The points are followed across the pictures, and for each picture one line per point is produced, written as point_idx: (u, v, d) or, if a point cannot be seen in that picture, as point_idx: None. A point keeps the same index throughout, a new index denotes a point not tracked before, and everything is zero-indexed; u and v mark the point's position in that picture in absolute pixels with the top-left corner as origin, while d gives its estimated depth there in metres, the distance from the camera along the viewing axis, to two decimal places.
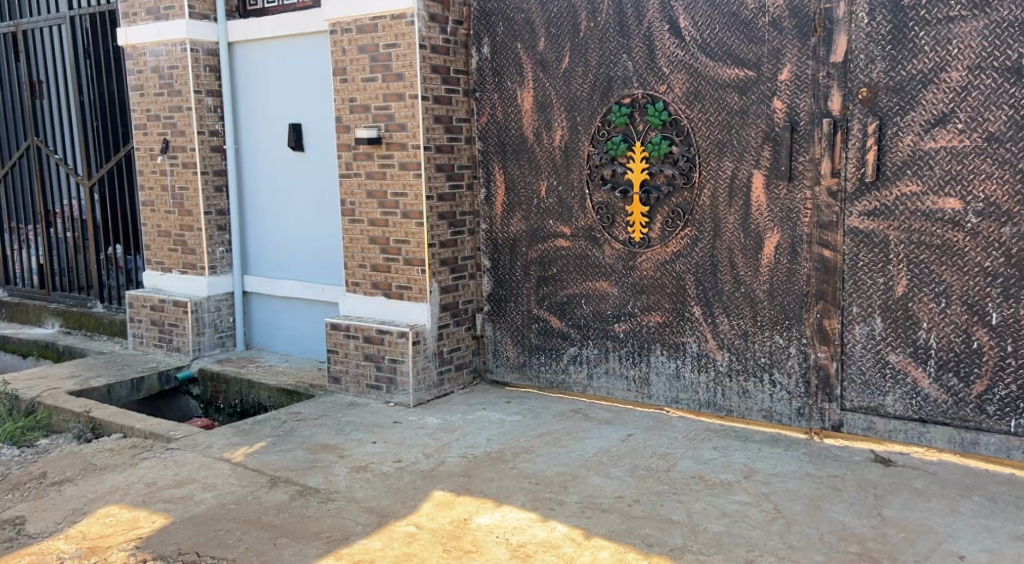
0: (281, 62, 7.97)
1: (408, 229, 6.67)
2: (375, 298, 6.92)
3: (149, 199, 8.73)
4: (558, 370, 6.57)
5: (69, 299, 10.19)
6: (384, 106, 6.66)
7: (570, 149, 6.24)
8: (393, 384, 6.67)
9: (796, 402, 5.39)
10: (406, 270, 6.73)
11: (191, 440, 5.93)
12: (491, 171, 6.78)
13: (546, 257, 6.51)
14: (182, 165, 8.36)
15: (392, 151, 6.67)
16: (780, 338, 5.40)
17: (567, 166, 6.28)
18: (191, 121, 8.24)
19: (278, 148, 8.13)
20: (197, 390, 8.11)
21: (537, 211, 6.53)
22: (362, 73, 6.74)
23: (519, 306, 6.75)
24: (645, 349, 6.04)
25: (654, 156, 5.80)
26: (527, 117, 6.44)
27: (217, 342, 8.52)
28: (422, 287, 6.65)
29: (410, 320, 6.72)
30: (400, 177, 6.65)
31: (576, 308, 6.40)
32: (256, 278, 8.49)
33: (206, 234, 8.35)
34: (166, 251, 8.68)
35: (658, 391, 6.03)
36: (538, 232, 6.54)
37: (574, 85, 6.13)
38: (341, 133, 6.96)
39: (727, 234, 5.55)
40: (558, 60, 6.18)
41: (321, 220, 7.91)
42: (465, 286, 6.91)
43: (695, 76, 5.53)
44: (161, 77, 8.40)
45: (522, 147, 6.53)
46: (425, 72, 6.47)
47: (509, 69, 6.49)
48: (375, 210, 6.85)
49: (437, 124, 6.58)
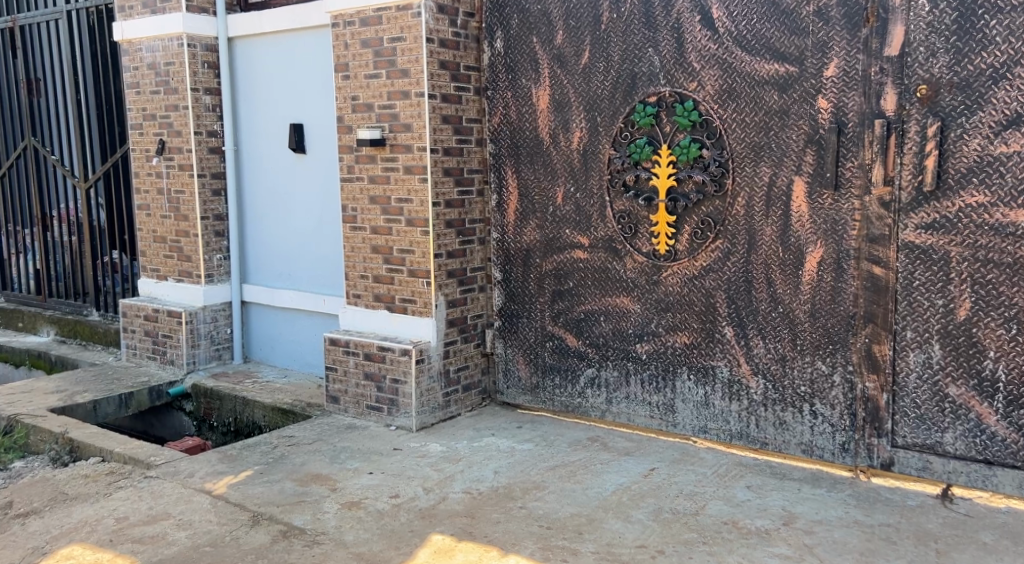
0: (282, 58, 7.48)
1: (413, 237, 6.16)
2: (377, 312, 6.42)
3: (144, 203, 8.27)
4: (574, 393, 6.04)
5: (65, 306, 9.75)
6: (388, 105, 6.16)
7: (590, 151, 5.71)
8: (395, 406, 6.15)
9: (840, 436, 4.83)
10: (410, 282, 6.22)
11: (172, 467, 5.43)
12: (504, 176, 6.25)
13: (562, 270, 5.99)
14: (178, 167, 7.89)
15: (397, 154, 6.16)
16: (822, 365, 4.85)
17: (586, 172, 5.76)
18: (187, 121, 7.76)
19: (279, 151, 7.64)
20: (190, 406, 7.62)
21: (552, 219, 6.00)
22: (365, 69, 6.24)
23: (533, 322, 6.22)
24: (670, 372, 5.50)
25: (682, 160, 5.26)
26: (543, 117, 5.92)
27: (213, 354, 8.04)
28: (427, 301, 6.14)
29: (414, 336, 6.21)
30: (405, 182, 6.14)
31: (594, 326, 5.87)
32: (255, 287, 7.99)
33: (203, 240, 7.87)
34: (162, 258, 8.21)
35: (684, 420, 5.49)
36: (554, 243, 6.01)
37: (594, 83, 5.60)
38: (342, 134, 6.46)
39: (763, 247, 5.00)
40: (577, 55, 5.66)
41: (323, 226, 7.40)
42: (475, 299, 6.40)
43: (730, 72, 4.98)
44: (157, 75, 7.93)
45: (537, 150, 6.00)
46: (432, 68, 5.95)
47: (524, 65, 5.97)
48: (378, 217, 6.34)
49: (445, 124, 6.06)
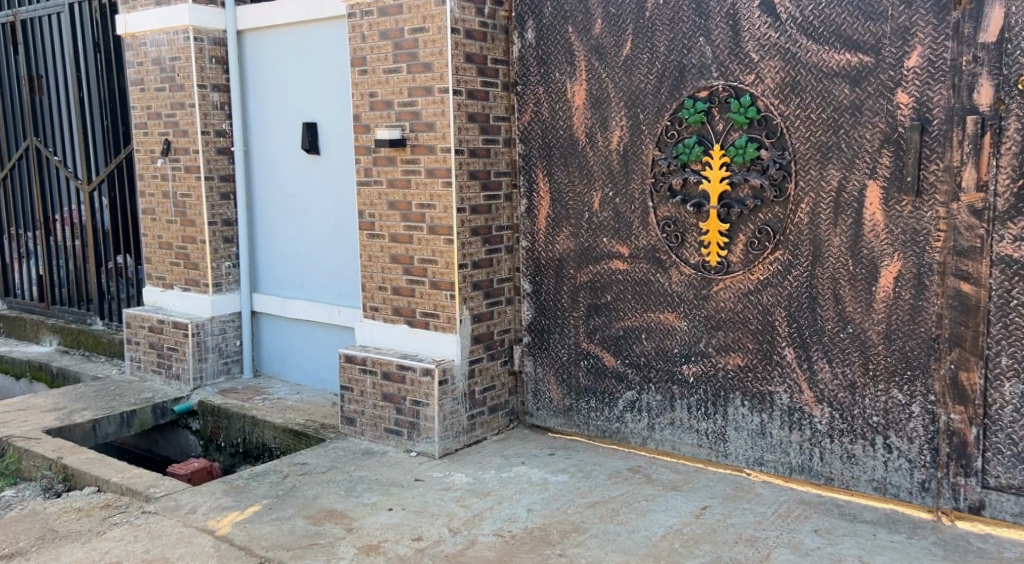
0: (294, 52, 6.99)
1: (435, 246, 5.66)
2: (397, 327, 5.92)
3: (149, 207, 7.79)
4: (612, 417, 5.51)
5: (69, 314, 9.29)
6: (409, 102, 5.65)
7: (631, 151, 5.19)
8: (416, 431, 5.64)
9: (919, 474, 4.32)
10: (433, 295, 5.72)
11: (172, 501, 4.94)
12: (534, 179, 5.74)
13: (598, 282, 5.47)
14: (185, 169, 7.41)
15: (418, 155, 5.66)
16: (899, 394, 4.33)
17: (626, 175, 5.24)
18: (194, 119, 7.28)
19: (291, 152, 7.15)
20: (196, 424, 7.10)
21: (588, 227, 5.48)
22: (384, 63, 5.74)
23: (565, 339, 5.70)
24: (720, 397, 4.99)
25: (737, 161, 4.74)
26: (579, 114, 5.40)
27: (221, 368, 7.54)
28: (451, 316, 5.64)
29: (437, 354, 5.71)
30: (427, 186, 5.64)
31: (634, 344, 5.34)
32: (265, 296, 7.51)
33: (211, 247, 7.38)
34: (168, 265, 7.73)
35: (736, 450, 4.97)
36: (590, 252, 5.49)
37: (637, 76, 5.08)
38: (359, 133, 5.96)
39: (829, 260, 4.49)
40: (618, 46, 5.14)
41: (338, 232, 6.90)
42: (501, 313, 5.89)
43: (794, 64, 4.46)
44: (162, 70, 7.45)
45: (571, 151, 5.48)
46: (458, 61, 5.44)
47: (558, 57, 5.45)
48: (398, 224, 5.83)
49: (471, 122, 5.55)
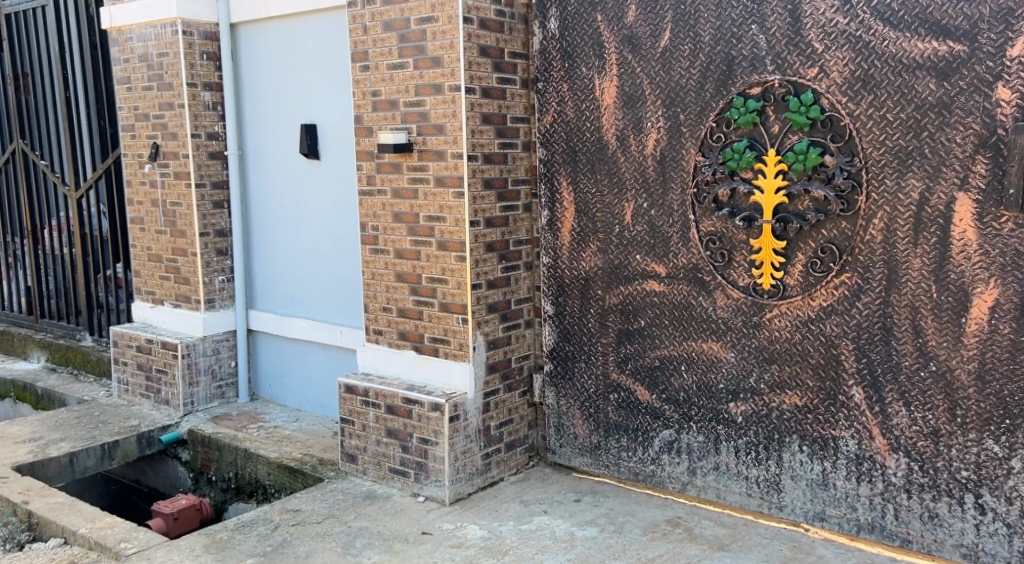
0: (290, 47, 6.36)
1: (446, 264, 5.04)
2: (403, 353, 5.29)
3: (137, 216, 7.17)
4: (646, 459, 4.85)
5: (57, 329, 8.61)
6: (415, 102, 5.02)
7: (669, 157, 4.55)
8: (424, 472, 4.99)
9: (1019, 541, 3.70)
10: (443, 318, 5.09)
11: (145, 559, 4.32)
12: (556, 187, 5.09)
13: (630, 305, 4.83)
14: (174, 175, 6.79)
15: (427, 161, 5.02)
16: (994, 445, 3.70)
17: (663, 184, 4.60)
18: (183, 121, 6.65)
19: (289, 156, 6.52)
20: (185, 455, 6.41)
21: (619, 242, 4.84)
22: (388, 58, 5.11)
23: (592, 368, 5.05)
24: (774, 440, 4.35)
25: (797, 169, 4.09)
26: (608, 114, 4.76)
27: (215, 393, 6.88)
28: (463, 342, 5.01)
29: (448, 386, 5.06)
30: (435, 196, 5.02)
31: (672, 377, 4.69)
32: (262, 313, 6.88)
33: (203, 260, 6.76)
34: (158, 280, 7.10)
35: (793, 502, 4.32)
36: (621, 271, 4.85)
37: (677, 70, 4.44)
38: (361, 136, 5.34)
39: (908, 285, 3.85)
40: (654, 37, 4.51)
41: (340, 244, 6.27)
42: (520, 338, 5.27)
43: (867, 54, 3.81)
44: (149, 67, 6.81)
45: (599, 156, 4.84)
46: (471, 54, 4.80)
47: (584, 49, 4.81)
48: (404, 238, 5.21)
49: (486, 125, 4.93)
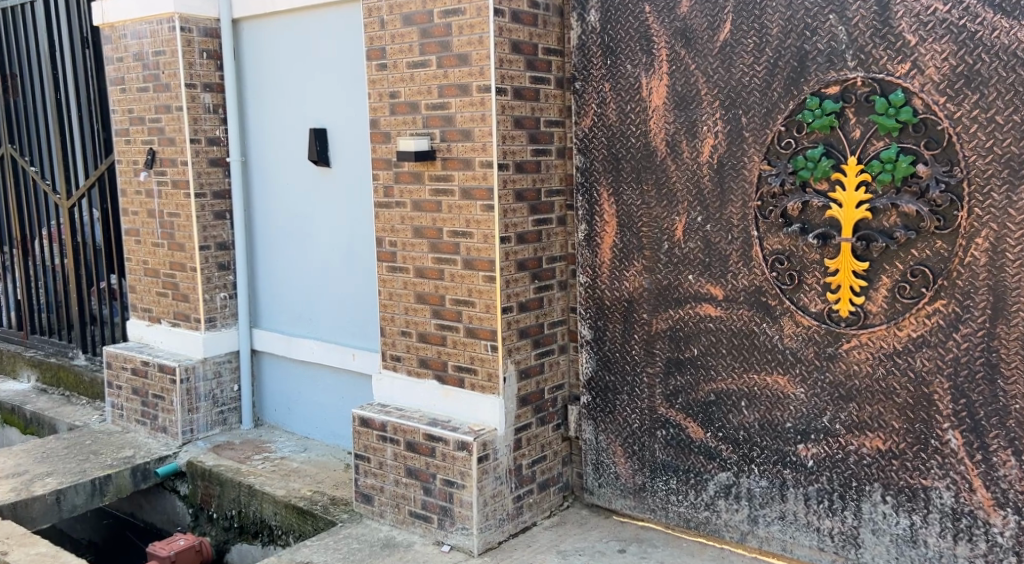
0: (297, 44, 5.84)
1: (473, 284, 4.53)
2: (426, 383, 4.78)
3: (133, 227, 6.65)
4: (699, 504, 4.32)
5: (49, 346, 8.06)
6: (439, 104, 4.52)
7: (728, 165, 4.04)
8: (448, 519, 4.46)
9: None
10: (469, 345, 4.58)
11: None
12: (596, 199, 4.56)
13: (680, 331, 4.31)
14: (172, 183, 6.27)
15: (452, 170, 4.53)
16: None
17: (720, 197, 4.10)
18: (181, 125, 6.13)
19: (296, 163, 6.00)
20: (184, 489, 5.86)
21: (668, 261, 4.32)
22: (408, 56, 4.62)
23: (635, 401, 4.51)
24: (851, 488, 3.82)
25: (883, 180, 3.57)
26: (657, 117, 4.25)
27: (216, 419, 6.34)
28: (493, 373, 4.49)
29: (476, 421, 4.54)
30: (461, 209, 4.52)
31: (730, 415, 4.17)
32: (267, 333, 6.35)
33: (203, 275, 6.24)
34: (154, 296, 6.57)
35: (874, 559, 3.81)
36: (670, 293, 4.32)
37: (738, 68, 3.94)
38: (378, 143, 4.84)
39: (1018, 315, 3.34)
40: (712, 30, 4.01)
41: (353, 259, 5.74)
42: (554, 366, 4.75)
43: (972, 46, 3.32)
44: (144, 67, 6.29)
45: (645, 163, 4.32)
46: (502, 51, 4.30)
47: (629, 44, 4.29)
48: (426, 255, 4.72)
49: (518, 129, 4.42)
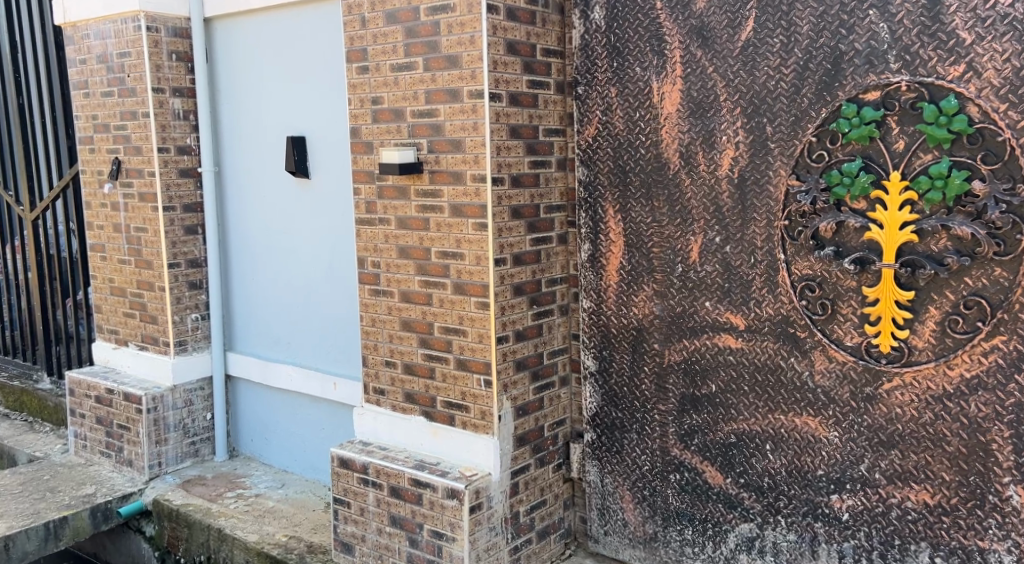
0: (273, 46, 5.38)
1: (465, 312, 4.08)
2: (412, 419, 4.33)
3: (98, 242, 6.16)
4: (717, 559, 3.89)
5: (12, 367, 7.55)
6: (427, 111, 4.07)
7: (751, 179, 3.60)
8: None
9: None
10: (460, 378, 4.13)
11: None
12: (600, 216, 4.11)
13: (696, 365, 3.87)
14: (139, 196, 5.80)
15: (440, 185, 4.08)
16: None
17: (742, 215, 3.65)
18: (148, 133, 5.66)
19: (273, 174, 5.54)
20: (150, 529, 5.41)
21: (682, 286, 3.88)
22: (391, 58, 4.17)
23: (645, 441, 4.06)
24: (893, 547, 3.39)
25: (931, 198, 3.14)
26: (670, 125, 3.80)
27: (187, 451, 5.87)
28: (487, 410, 4.04)
29: (468, 464, 4.10)
30: (451, 228, 4.07)
31: (753, 459, 3.74)
32: (242, 357, 5.88)
33: (172, 295, 5.77)
34: (120, 317, 6.09)
35: None
36: (684, 321, 3.88)
37: (762, 70, 3.50)
38: (359, 154, 4.39)
39: None
40: (732, 28, 3.56)
41: (333, 281, 5.28)
42: (554, 400, 4.30)
43: None
44: (109, 70, 5.81)
45: (656, 177, 3.88)
46: (496, 52, 3.85)
47: (637, 45, 3.85)
48: (412, 278, 4.26)
49: (514, 139, 3.97)
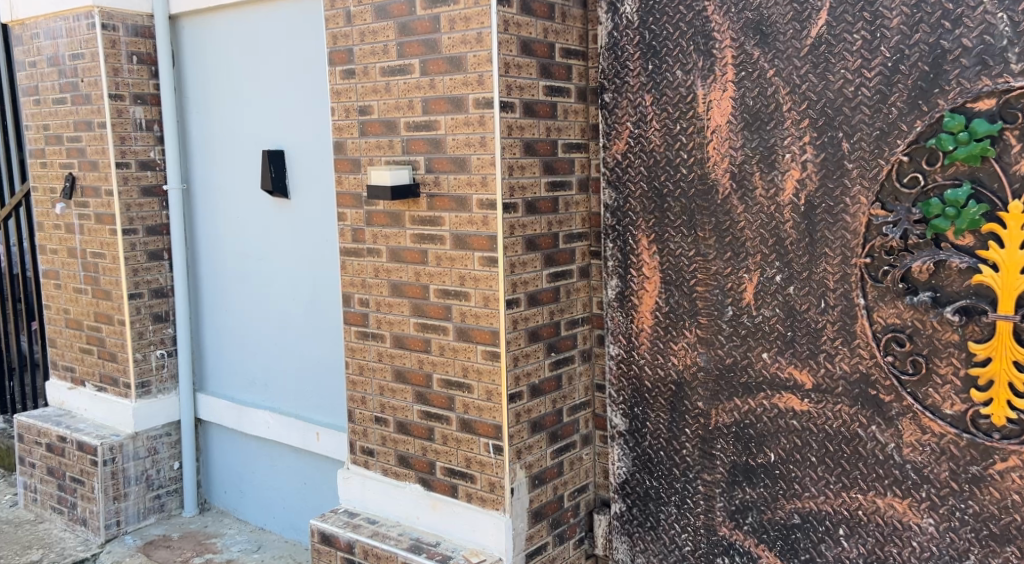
0: (247, 46, 4.71)
1: (471, 362, 3.41)
2: (407, 488, 3.67)
3: (51, 268, 5.47)
4: None
5: None
6: (424, 124, 3.41)
7: (822, 206, 2.95)
8: None
9: None
10: (464, 442, 3.46)
11: None
12: (631, 248, 3.44)
13: (751, 428, 3.21)
14: (95, 217, 5.12)
15: (440, 211, 3.41)
16: None
17: (809, 250, 2.99)
18: (105, 146, 4.98)
19: (248, 193, 4.86)
20: None
21: (732, 334, 3.22)
22: (382, 61, 3.51)
23: (686, 516, 3.41)
24: None
25: None
26: (719, 140, 3.14)
27: (151, 506, 5.19)
28: (497, 482, 3.38)
29: (476, 546, 3.45)
30: (453, 261, 3.41)
31: (822, 546, 3.09)
32: (213, 399, 5.19)
33: (134, 330, 5.08)
34: (76, 353, 5.39)
35: None
36: (736, 376, 3.22)
37: (838, 73, 2.84)
38: (344, 173, 3.73)
39: None
40: (799, 21, 2.91)
41: (315, 317, 4.60)
42: (575, 464, 3.64)
43: None
44: (61, 74, 5.13)
45: (702, 202, 3.22)
46: (508, 52, 3.19)
47: (678, 43, 3.19)
48: (407, 320, 3.59)
49: (529, 156, 3.31)
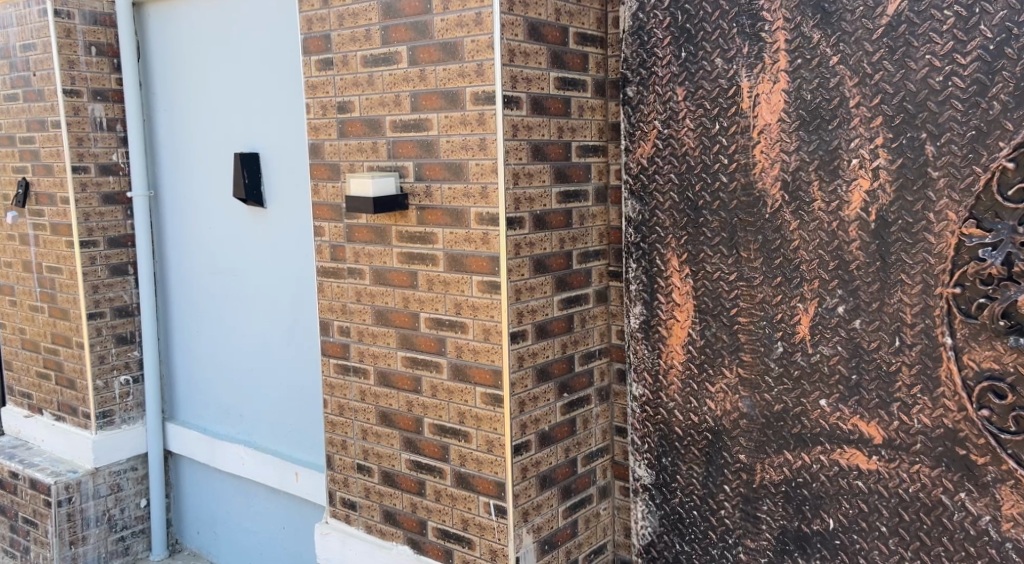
0: (217, 38, 4.18)
1: (469, 406, 2.87)
2: (394, 550, 3.13)
3: (6, 284, 4.94)
4: None
5: None
6: (413, 122, 2.87)
7: (898, 223, 2.40)
8: None
9: None
10: (460, 500, 2.93)
11: None
12: (659, 270, 2.89)
13: (805, 489, 2.66)
14: (51, 227, 4.58)
15: (433, 226, 2.87)
16: None
17: (880, 276, 2.45)
18: (60, 148, 4.44)
19: (220, 200, 4.33)
20: None
21: (782, 374, 2.67)
22: (364, 48, 2.96)
23: None
24: None
25: None
26: (768, 142, 2.60)
27: (115, 550, 4.66)
28: (499, 550, 2.84)
29: None
30: (448, 286, 2.86)
31: None
32: (183, 430, 4.65)
33: (94, 354, 4.55)
34: (33, 378, 4.86)
35: None
36: (787, 426, 2.67)
37: (921, 60, 2.31)
38: (321, 181, 3.19)
39: None
40: None
41: (293, 343, 4.07)
42: (591, 522, 3.10)
43: None
44: (13, 67, 4.62)
45: (746, 217, 2.67)
46: (513, 37, 2.65)
47: (719, 24, 2.65)
48: (394, 353, 3.05)
49: (539, 162, 2.77)
